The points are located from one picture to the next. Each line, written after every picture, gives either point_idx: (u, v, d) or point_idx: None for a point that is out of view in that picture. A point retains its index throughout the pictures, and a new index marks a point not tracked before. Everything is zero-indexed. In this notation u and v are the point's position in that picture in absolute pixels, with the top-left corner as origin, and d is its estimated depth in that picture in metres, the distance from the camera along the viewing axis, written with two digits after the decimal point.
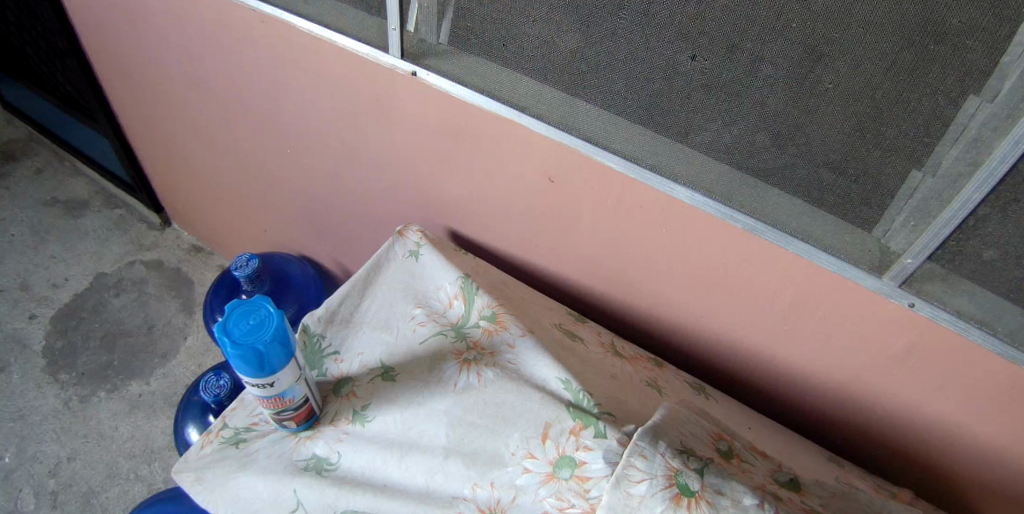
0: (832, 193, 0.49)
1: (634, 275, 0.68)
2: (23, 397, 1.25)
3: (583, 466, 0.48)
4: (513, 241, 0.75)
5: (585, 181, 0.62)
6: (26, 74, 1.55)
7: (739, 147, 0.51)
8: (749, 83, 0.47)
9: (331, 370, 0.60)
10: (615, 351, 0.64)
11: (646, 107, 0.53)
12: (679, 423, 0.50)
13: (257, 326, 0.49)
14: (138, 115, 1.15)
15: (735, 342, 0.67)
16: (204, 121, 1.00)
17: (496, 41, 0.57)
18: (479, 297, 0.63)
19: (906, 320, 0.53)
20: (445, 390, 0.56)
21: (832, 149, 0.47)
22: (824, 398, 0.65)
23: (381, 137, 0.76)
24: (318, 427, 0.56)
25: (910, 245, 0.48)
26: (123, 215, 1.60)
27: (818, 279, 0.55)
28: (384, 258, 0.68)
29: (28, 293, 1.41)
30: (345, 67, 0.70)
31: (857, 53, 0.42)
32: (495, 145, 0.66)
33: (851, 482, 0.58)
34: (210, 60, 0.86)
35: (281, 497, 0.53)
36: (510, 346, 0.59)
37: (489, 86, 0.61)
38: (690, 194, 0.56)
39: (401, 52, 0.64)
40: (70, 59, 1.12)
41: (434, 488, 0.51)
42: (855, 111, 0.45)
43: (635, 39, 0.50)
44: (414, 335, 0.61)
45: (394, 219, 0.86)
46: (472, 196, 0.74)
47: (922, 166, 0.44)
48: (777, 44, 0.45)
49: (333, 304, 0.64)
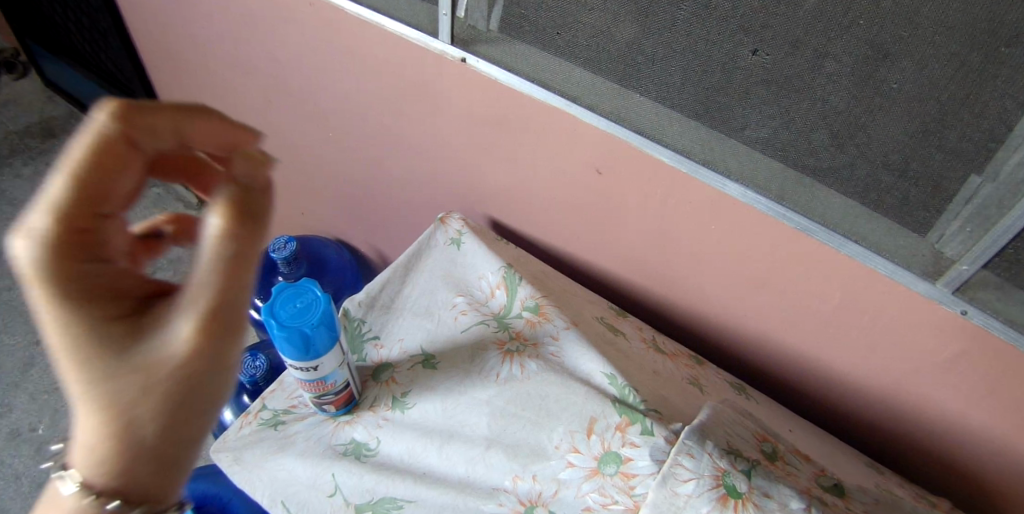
0: (890, 195, 0.48)
1: (679, 271, 0.68)
2: None
3: (628, 462, 0.48)
4: (556, 232, 0.75)
5: (635, 174, 0.61)
6: (67, 51, 1.57)
7: (796, 144, 0.50)
8: (810, 80, 0.46)
9: (371, 356, 0.60)
10: (656, 347, 0.64)
11: (702, 101, 0.52)
12: (724, 423, 0.50)
13: (303, 310, 0.49)
14: (179, 96, 1.16)
15: (780, 342, 0.66)
16: (244, 102, 1.00)
17: (550, 30, 0.56)
18: (522, 288, 0.63)
19: (959, 328, 0.52)
20: (488, 380, 0.55)
21: (892, 150, 0.46)
22: (867, 403, 0.64)
23: (427, 124, 0.76)
24: (357, 412, 0.57)
25: (967, 252, 0.46)
26: (161, 193, 1.61)
27: (870, 282, 0.54)
28: (425, 245, 0.68)
29: None
30: (392, 51, 0.70)
31: (925, 53, 0.41)
32: (543, 135, 0.65)
33: (892, 490, 0.57)
34: (252, 42, 0.86)
35: (321, 481, 0.53)
36: (553, 338, 0.58)
37: (541, 75, 0.60)
38: (742, 191, 0.55)
39: (450, 37, 0.63)
40: (113, 38, 1.13)
41: (475, 478, 0.51)
42: (919, 112, 0.43)
43: (695, 30, 0.48)
44: (455, 323, 0.61)
45: (436, 206, 0.86)
46: (516, 186, 0.73)
47: (983, 171, 0.43)
48: (842, 40, 0.43)
49: (374, 290, 0.64)
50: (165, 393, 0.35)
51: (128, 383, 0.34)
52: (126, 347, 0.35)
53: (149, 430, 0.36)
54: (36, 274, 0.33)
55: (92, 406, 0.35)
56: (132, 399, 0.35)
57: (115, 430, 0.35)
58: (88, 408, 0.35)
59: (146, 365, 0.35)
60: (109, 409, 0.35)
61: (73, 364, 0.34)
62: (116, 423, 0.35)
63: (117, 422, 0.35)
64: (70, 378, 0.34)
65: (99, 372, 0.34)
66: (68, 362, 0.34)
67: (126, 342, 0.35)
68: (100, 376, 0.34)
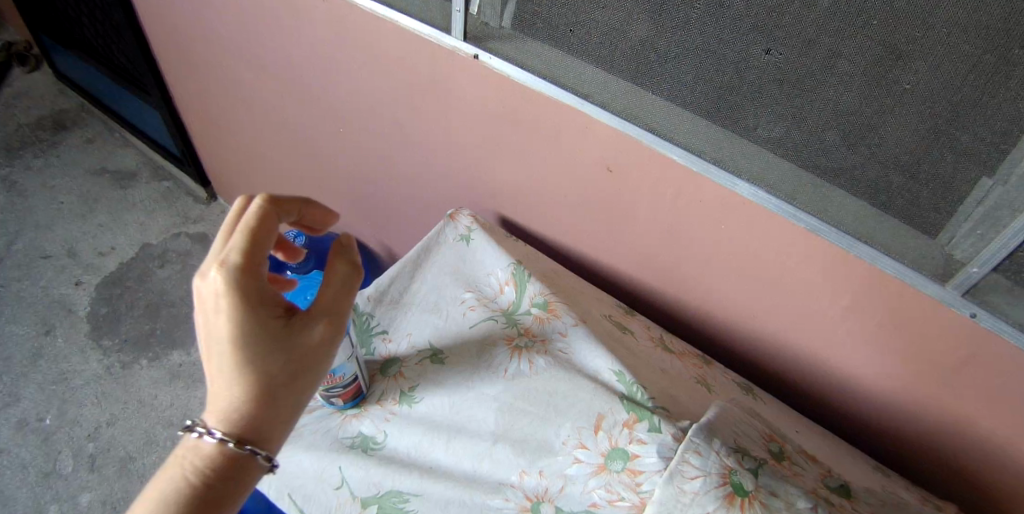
0: (900, 196, 0.48)
1: (688, 271, 0.68)
2: (66, 361, 1.29)
3: (636, 459, 0.47)
4: (566, 230, 0.75)
5: (647, 172, 0.62)
6: (79, 45, 1.58)
7: (807, 144, 0.50)
8: (823, 80, 0.46)
9: (379, 350, 0.61)
10: (664, 346, 0.64)
11: (714, 100, 0.52)
12: (732, 422, 0.50)
13: None
14: (191, 90, 1.16)
15: (788, 343, 0.66)
16: (256, 97, 1.00)
17: (563, 27, 0.56)
18: (531, 284, 0.63)
19: (968, 330, 0.51)
20: (496, 375, 0.56)
21: (904, 151, 0.46)
22: (875, 405, 0.63)
23: (438, 119, 0.76)
24: (364, 405, 0.57)
25: (978, 254, 0.46)
26: (171, 187, 1.62)
27: (879, 284, 0.54)
28: (435, 241, 0.68)
29: (75, 260, 1.45)
30: (405, 47, 0.70)
31: (938, 54, 0.41)
32: (555, 133, 0.65)
33: (898, 492, 0.57)
34: (264, 38, 0.87)
35: (327, 473, 0.54)
36: (562, 335, 0.58)
37: (554, 72, 0.60)
38: (752, 190, 0.55)
39: (463, 34, 0.63)
40: (126, 33, 1.14)
41: (481, 473, 0.51)
42: (931, 113, 0.43)
43: (708, 29, 0.48)
44: (464, 319, 0.61)
45: (446, 202, 0.86)
46: (527, 183, 0.74)
47: (994, 173, 0.43)
48: (855, 40, 0.43)
49: (383, 284, 0.64)
50: (307, 368, 0.44)
51: (285, 358, 0.43)
52: (273, 344, 0.42)
53: (287, 399, 0.43)
54: (226, 286, 0.41)
55: (250, 377, 0.42)
56: (284, 370, 0.42)
57: (264, 398, 0.42)
58: (244, 380, 0.41)
59: (297, 346, 0.43)
60: (266, 378, 0.42)
61: (239, 349, 0.41)
62: (265, 393, 0.42)
63: (268, 392, 0.42)
64: (233, 359, 0.41)
65: (261, 349, 0.42)
66: (232, 343, 0.41)
67: (281, 329, 0.43)
68: (261, 351, 0.42)
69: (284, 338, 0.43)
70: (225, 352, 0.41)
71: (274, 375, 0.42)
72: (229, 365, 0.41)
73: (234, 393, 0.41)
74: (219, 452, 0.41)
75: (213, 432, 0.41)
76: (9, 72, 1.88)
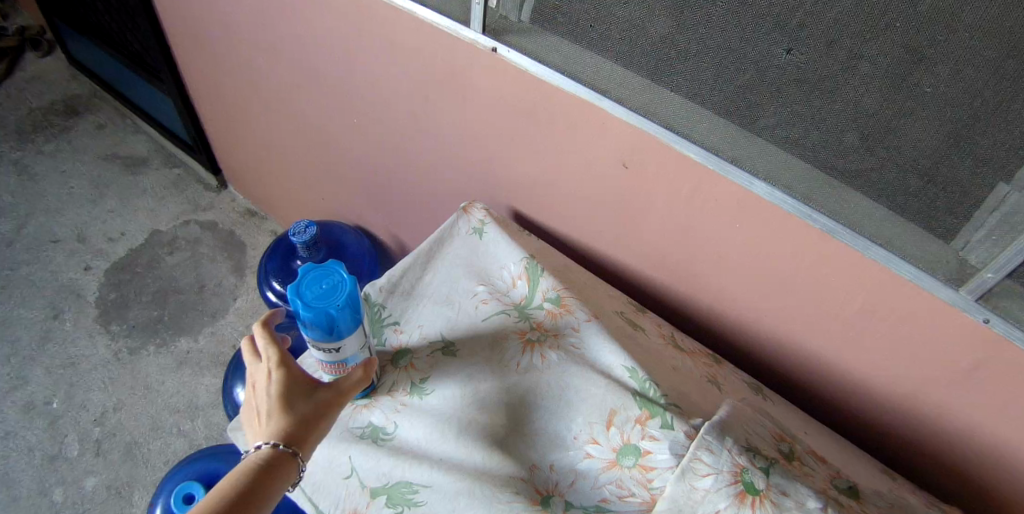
0: (918, 199, 0.48)
1: (701, 269, 0.68)
2: (74, 345, 1.29)
3: (648, 455, 0.48)
4: (579, 226, 0.75)
5: (664, 170, 0.62)
6: (92, 31, 1.57)
7: (826, 145, 0.50)
8: (843, 81, 0.46)
9: (391, 341, 0.61)
10: (675, 343, 0.64)
11: (733, 98, 0.52)
12: (744, 421, 0.50)
13: (330, 291, 0.51)
14: (204, 78, 1.16)
15: (799, 344, 0.66)
16: (269, 86, 1.01)
17: (583, 22, 0.56)
18: (544, 279, 0.63)
19: (980, 335, 0.51)
20: (509, 369, 0.56)
21: (923, 154, 0.46)
22: (883, 408, 0.64)
23: (454, 113, 0.76)
24: (375, 396, 0.57)
25: (991, 260, 0.46)
26: (181, 174, 1.62)
27: (893, 286, 0.54)
28: (448, 233, 0.69)
29: (84, 245, 1.45)
30: (423, 39, 0.70)
31: (961, 59, 0.41)
32: (572, 128, 0.65)
33: (905, 495, 0.57)
34: (280, 27, 0.87)
35: (338, 463, 0.54)
36: (574, 330, 0.59)
37: (574, 67, 0.60)
38: (769, 191, 0.54)
39: (482, 26, 0.64)
40: (141, 19, 1.14)
41: (491, 466, 0.51)
42: (951, 118, 0.43)
43: (730, 27, 0.48)
44: (476, 312, 0.61)
45: (459, 195, 0.86)
46: (542, 178, 0.74)
47: (1011, 178, 0.43)
48: (878, 43, 0.43)
49: (395, 275, 0.64)
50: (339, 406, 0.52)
51: (323, 401, 0.51)
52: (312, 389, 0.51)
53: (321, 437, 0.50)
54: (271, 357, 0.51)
55: (293, 416, 0.49)
56: (322, 410, 0.50)
57: (302, 431, 0.49)
58: (289, 417, 0.49)
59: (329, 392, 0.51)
60: (308, 414, 0.50)
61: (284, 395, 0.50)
62: (306, 430, 0.49)
63: (308, 428, 0.50)
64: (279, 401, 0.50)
65: (302, 396, 0.50)
66: (282, 390, 0.50)
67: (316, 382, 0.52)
68: (304, 397, 0.50)
69: (322, 388, 0.52)
70: (276, 397, 0.50)
71: (314, 415, 0.50)
72: (278, 406, 0.49)
73: (281, 426, 0.49)
74: (267, 466, 0.47)
75: (265, 442, 0.48)
76: (23, 57, 1.88)
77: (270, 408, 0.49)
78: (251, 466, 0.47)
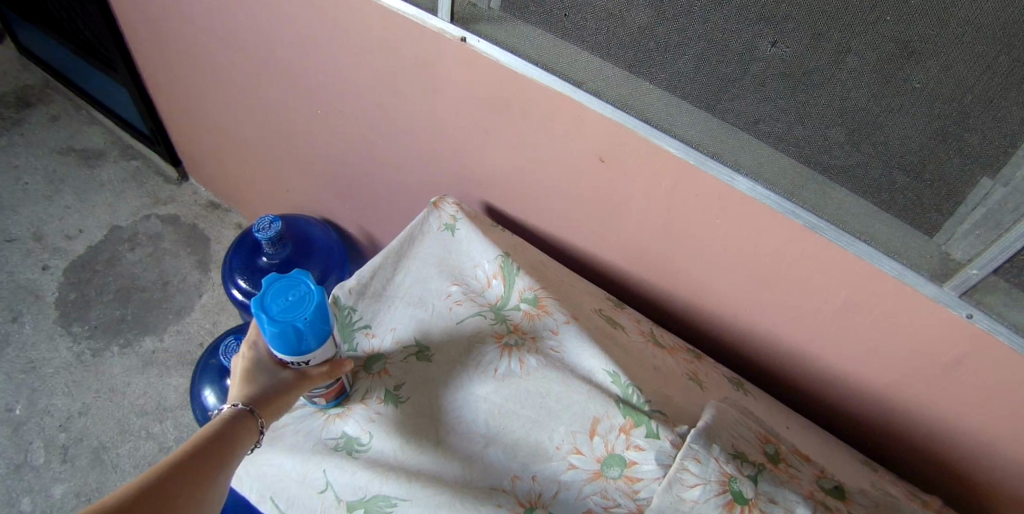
0: (904, 196, 0.46)
1: (679, 264, 0.66)
2: (35, 349, 1.24)
3: (633, 466, 0.48)
4: (553, 220, 0.73)
5: (640, 165, 0.60)
6: (39, 17, 1.49)
7: (810, 140, 0.48)
8: (830, 75, 0.44)
9: (362, 345, 0.58)
10: (654, 340, 0.63)
11: (714, 90, 0.49)
12: (730, 425, 0.49)
13: (296, 303, 0.48)
14: (160, 67, 1.11)
15: (777, 337, 0.65)
16: (230, 75, 0.96)
17: (556, 11, 0.53)
18: (520, 278, 0.61)
19: (961, 331, 0.51)
20: (486, 375, 0.54)
21: (910, 150, 0.44)
22: (860, 399, 0.63)
23: (423, 104, 0.73)
24: (348, 404, 0.54)
25: (978, 256, 0.45)
26: (140, 166, 1.55)
27: (875, 282, 0.53)
28: (418, 231, 0.66)
29: (41, 244, 1.39)
30: (388, 28, 0.67)
31: (952, 54, 0.39)
32: (545, 121, 0.63)
33: (886, 488, 0.56)
34: (238, 12, 0.82)
35: (310, 477, 0.51)
36: (553, 332, 0.57)
37: (547, 59, 0.57)
38: (752, 186, 0.53)
39: (450, 15, 0.61)
40: (90, 3, 1.08)
41: (473, 478, 0.49)
42: (940, 114, 0.41)
43: (714, 17, 0.46)
44: (451, 314, 0.59)
45: (430, 189, 0.84)
46: (515, 172, 0.71)
47: (996, 175, 0.41)
48: (866, 35, 0.41)
49: (364, 277, 0.61)
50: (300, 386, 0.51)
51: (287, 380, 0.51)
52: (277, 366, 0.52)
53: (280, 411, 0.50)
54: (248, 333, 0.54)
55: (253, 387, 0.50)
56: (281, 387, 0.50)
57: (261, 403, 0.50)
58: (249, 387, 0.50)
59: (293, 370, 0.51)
60: (266, 388, 0.50)
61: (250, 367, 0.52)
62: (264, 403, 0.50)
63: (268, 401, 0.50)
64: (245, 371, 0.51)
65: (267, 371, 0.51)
66: (248, 363, 0.52)
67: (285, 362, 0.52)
68: (268, 373, 0.51)
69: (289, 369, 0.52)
70: (242, 369, 0.52)
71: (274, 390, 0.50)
72: (243, 378, 0.51)
73: (242, 393, 0.50)
74: (223, 429, 0.48)
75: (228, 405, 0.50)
76: None
77: (238, 378, 0.51)
78: (206, 433, 0.47)
